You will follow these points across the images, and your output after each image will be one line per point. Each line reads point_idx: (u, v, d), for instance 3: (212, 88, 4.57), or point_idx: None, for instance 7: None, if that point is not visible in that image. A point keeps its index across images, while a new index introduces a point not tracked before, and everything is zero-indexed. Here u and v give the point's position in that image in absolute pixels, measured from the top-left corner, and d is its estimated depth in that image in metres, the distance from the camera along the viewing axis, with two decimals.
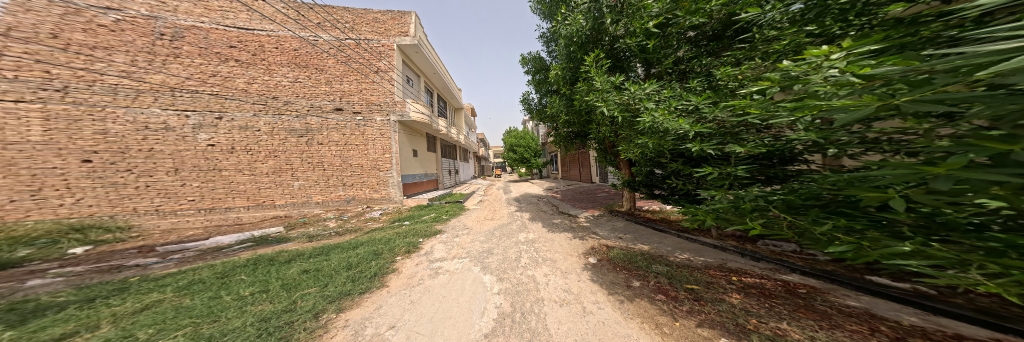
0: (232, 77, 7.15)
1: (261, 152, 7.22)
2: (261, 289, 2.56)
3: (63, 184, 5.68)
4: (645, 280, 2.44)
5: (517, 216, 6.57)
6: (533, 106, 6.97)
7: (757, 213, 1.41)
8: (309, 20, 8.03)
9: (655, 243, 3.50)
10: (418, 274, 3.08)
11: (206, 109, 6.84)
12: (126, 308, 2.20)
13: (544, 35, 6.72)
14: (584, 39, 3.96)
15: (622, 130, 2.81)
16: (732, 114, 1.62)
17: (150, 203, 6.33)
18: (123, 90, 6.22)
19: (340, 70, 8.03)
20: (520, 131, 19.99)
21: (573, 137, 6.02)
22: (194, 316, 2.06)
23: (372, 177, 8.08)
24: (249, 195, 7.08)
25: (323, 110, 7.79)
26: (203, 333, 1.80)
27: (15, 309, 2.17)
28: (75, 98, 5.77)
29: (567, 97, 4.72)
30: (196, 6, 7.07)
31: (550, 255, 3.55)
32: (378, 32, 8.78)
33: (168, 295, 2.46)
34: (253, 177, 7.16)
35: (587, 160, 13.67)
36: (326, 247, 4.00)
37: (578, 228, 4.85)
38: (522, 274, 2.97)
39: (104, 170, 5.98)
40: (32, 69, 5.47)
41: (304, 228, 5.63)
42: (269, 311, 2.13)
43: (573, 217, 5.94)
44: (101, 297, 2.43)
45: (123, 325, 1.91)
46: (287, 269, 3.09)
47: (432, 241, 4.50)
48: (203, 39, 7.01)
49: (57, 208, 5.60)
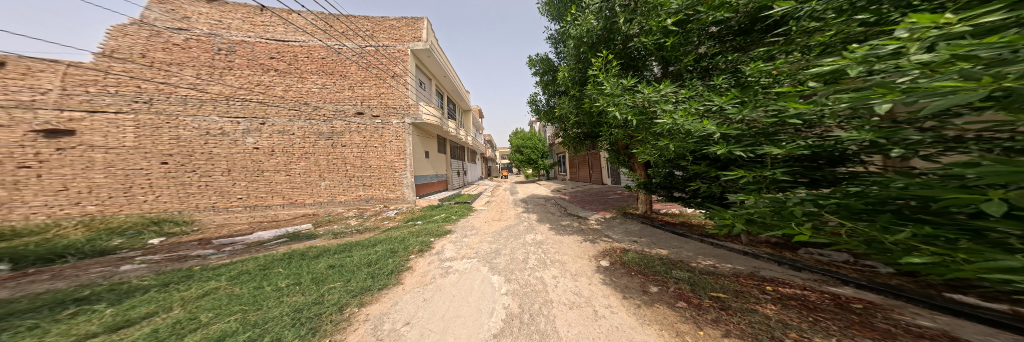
0: (273, 86, 7.76)
1: (296, 154, 7.73)
2: (295, 281, 2.76)
3: (146, 183, 6.58)
4: (664, 285, 2.34)
5: (525, 217, 6.58)
6: (540, 107, 7.02)
7: (802, 218, 1.28)
8: (335, 30, 8.57)
9: (674, 247, 3.34)
10: (428, 273, 3.15)
11: (253, 116, 7.45)
12: (191, 293, 2.46)
13: (552, 37, 6.77)
14: (595, 40, 3.92)
15: (634, 133, 2.72)
16: (766, 113, 1.49)
17: (208, 201, 7.01)
18: (191, 100, 7.02)
19: (361, 76, 8.53)
20: (527, 132, 19.96)
21: (582, 139, 6.00)
22: (242, 303, 2.26)
23: (390, 177, 8.43)
24: (284, 194, 7.61)
25: (346, 114, 8.25)
26: (250, 320, 1.97)
27: (113, 290, 2.54)
28: (157, 109, 6.76)
29: (576, 98, 4.74)
30: (243, 22, 7.82)
31: (560, 257, 3.52)
32: (393, 38, 9.17)
33: (223, 283, 2.72)
34: (289, 177, 7.65)
35: (598, 161, 13.32)
36: (349, 244, 4.22)
37: (589, 230, 4.78)
38: (530, 275, 2.96)
39: (176, 171, 6.83)
40: (128, 85, 6.55)
41: (330, 226, 5.98)
42: (300, 302, 2.28)
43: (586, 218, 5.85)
44: (173, 282, 2.75)
45: (189, 309, 2.16)
46: (316, 263, 3.30)
47: (442, 241, 4.59)
48: (251, 52, 7.72)
49: (142, 204, 6.51)
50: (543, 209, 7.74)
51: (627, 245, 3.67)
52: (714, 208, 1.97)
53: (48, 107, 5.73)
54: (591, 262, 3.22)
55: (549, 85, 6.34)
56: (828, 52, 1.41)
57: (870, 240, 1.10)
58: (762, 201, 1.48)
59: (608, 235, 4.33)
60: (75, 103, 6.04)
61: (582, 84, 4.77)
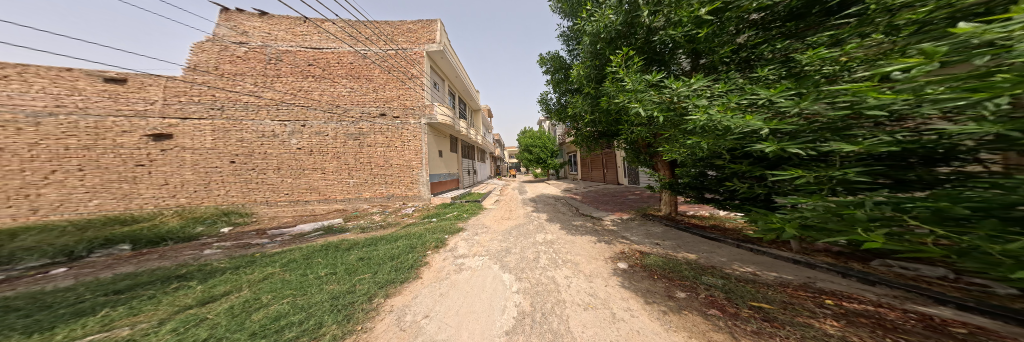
0: (309, 91, 8.44)
1: (330, 153, 8.35)
2: (332, 271, 3.00)
3: (219, 179, 7.52)
4: (693, 291, 2.21)
5: (534, 216, 6.57)
6: (552, 106, 7.02)
7: (876, 223, 1.11)
8: (360, 36, 9.11)
9: (704, 252, 3.14)
10: (444, 269, 3.27)
11: (297, 120, 8.18)
12: (255, 276, 2.82)
13: (565, 34, 6.70)
14: (613, 35, 3.77)
15: (660, 130, 2.56)
16: (832, 106, 1.27)
17: (264, 196, 7.85)
18: (248, 106, 7.85)
19: (383, 79, 8.98)
20: (535, 131, 19.75)
21: (597, 138, 5.87)
22: (291, 288, 2.51)
23: (407, 175, 8.81)
24: (320, 191, 8.22)
25: (371, 116, 8.75)
26: (299, 303, 2.19)
27: (197, 271, 3.01)
28: (229, 115, 7.69)
29: (592, 96, 4.69)
30: (286, 33, 8.61)
31: (573, 257, 3.48)
32: (411, 41, 9.55)
33: (277, 269, 3.06)
34: (324, 174, 8.30)
35: (613, 160, 12.86)
36: (375, 238, 4.50)
37: (606, 231, 4.64)
38: (542, 274, 2.95)
39: (243, 169, 7.73)
40: (207, 94, 7.60)
41: (357, 220, 6.44)
42: (337, 290, 2.48)
43: (603, 218, 5.69)
44: (242, 265, 3.19)
45: (253, 290, 2.48)
46: (347, 255, 3.57)
47: (455, 238, 4.72)
48: (294, 60, 8.48)
49: (217, 198, 7.50)
50: (557, 208, 7.65)
51: (648, 248, 3.50)
52: (759, 210, 1.80)
53: (156, 115, 7.18)
54: (610, 264, 3.13)
55: (561, 83, 6.32)
56: (924, 31, 1.16)
57: (972, 251, 0.93)
58: (823, 204, 1.29)
59: (628, 236, 4.18)
60: (173, 111, 7.35)
61: (598, 83, 4.67)
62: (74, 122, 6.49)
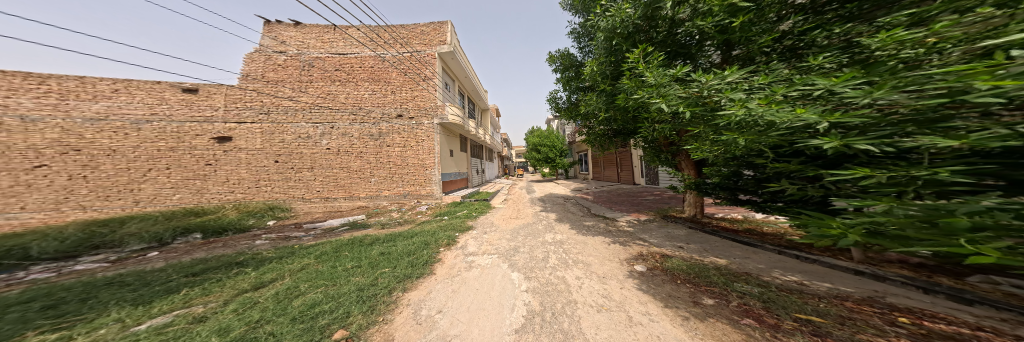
0: (336, 94, 8.92)
1: (354, 153, 8.79)
2: (357, 264, 3.17)
3: (268, 177, 8.30)
4: (722, 299, 2.05)
5: (543, 216, 6.49)
6: (562, 104, 7.07)
7: (982, 233, 0.88)
8: (378, 40, 9.49)
9: (738, 258, 2.91)
10: (455, 266, 3.33)
11: (326, 122, 8.67)
12: (296, 266, 3.12)
13: (575, 31, 6.64)
14: (630, 30, 3.62)
15: (683, 127, 2.42)
16: (923, 94, 1.00)
17: (300, 193, 8.45)
18: (282, 109, 8.45)
19: (400, 81, 9.28)
20: (544, 131, 19.53)
21: (611, 136, 5.75)
22: (324, 278, 2.72)
23: (421, 174, 9.07)
24: (345, 189, 8.70)
25: (389, 117, 9.10)
26: (329, 293, 2.36)
27: (251, 259, 3.44)
28: (274, 119, 8.41)
29: (608, 93, 4.55)
30: (314, 40, 9.15)
31: (586, 258, 3.42)
32: (424, 44, 9.80)
33: (311, 260, 3.33)
34: (348, 173, 8.74)
35: (629, 159, 12.40)
36: (394, 234, 4.69)
37: (621, 233, 4.47)
38: (551, 274, 2.92)
39: (285, 168, 8.41)
40: (257, 101, 8.33)
41: (378, 217, 6.77)
42: (362, 282, 2.62)
43: (620, 219, 5.50)
44: (284, 255, 3.55)
45: (293, 278, 2.76)
46: (370, 249, 3.75)
47: (465, 236, 4.79)
48: (323, 66, 9.00)
49: (265, 194, 8.26)
50: (568, 208, 7.52)
51: (670, 251, 3.32)
52: (805, 215, 1.61)
53: (220, 121, 8.02)
54: (629, 266, 3.01)
55: (571, 81, 6.34)
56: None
57: None
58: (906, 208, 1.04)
59: (647, 238, 4.01)
60: (231, 117, 8.16)
61: (615, 79, 4.54)
62: (163, 127, 7.51)
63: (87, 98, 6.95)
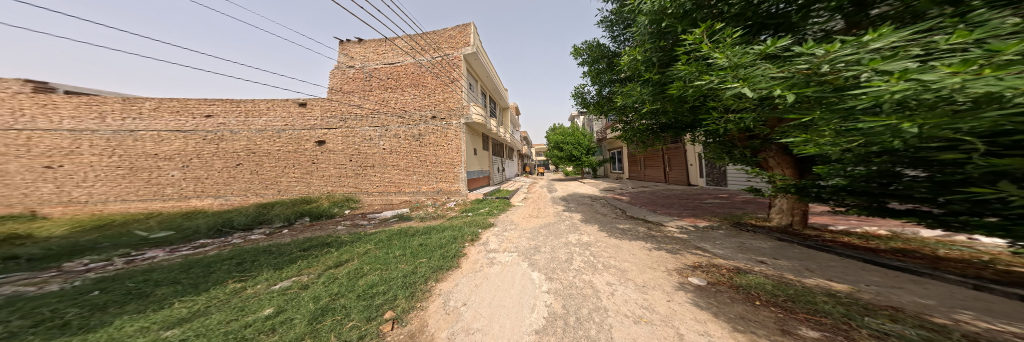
0: (387, 99, 9.87)
1: (400, 153, 9.64)
2: (401, 252, 3.58)
3: (352, 173, 9.65)
4: (832, 330, 1.50)
5: (566, 216, 6.34)
6: (589, 99, 7.58)
7: None
8: (413, 47, 10.16)
9: (865, 278, 2.15)
10: (478, 261, 3.38)
11: (380, 125, 9.65)
12: (362, 249, 3.88)
13: (607, 18, 6.24)
14: (688, 8, 3.13)
15: (776, 115, 1.93)
16: None
17: (364, 187, 9.65)
18: (342, 116, 9.70)
19: (433, 84, 9.83)
20: (567, 128, 18.74)
21: (655, 127, 5.20)
22: (382, 262, 3.21)
23: (451, 172, 9.53)
24: (390, 185, 9.61)
25: (426, 118, 9.72)
26: (383, 276, 2.75)
27: (335, 241, 4.38)
28: (335, 124, 9.64)
29: (657, 82, 4.07)
30: (370, 53, 10.31)
31: (625, 265, 3.11)
32: (452, 47, 10.21)
33: (370, 246, 3.99)
34: (394, 169, 9.66)
35: (685, 156, 10.85)
36: (429, 227, 5.07)
37: (673, 241, 3.89)
38: (576, 278, 2.77)
39: (360, 166, 9.66)
40: (337, 109, 9.73)
41: (418, 211, 7.35)
42: (405, 270, 2.90)
43: (669, 224, 4.83)
44: (350, 241, 4.37)
45: (358, 259, 3.43)
46: (411, 240, 4.20)
47: (487, 232, 4.87)
48: (378, 75, 10.13)
49: (352, 188, 9.69)
50: (604, 209, 7.00)
51: (747, 266, 2.72)
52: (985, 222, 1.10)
53: (321, 127, 9.64)
54: (693, 282, 2.51)
55: (601, 74, 6.60)
56: None
57: None
58: None
59: (713, 249, 3.36)
60: (325, 123, 9.66)
61: (666, 67, 4.05)
62: (291, 134, 9.58)
63: (256, 115, 9.53)
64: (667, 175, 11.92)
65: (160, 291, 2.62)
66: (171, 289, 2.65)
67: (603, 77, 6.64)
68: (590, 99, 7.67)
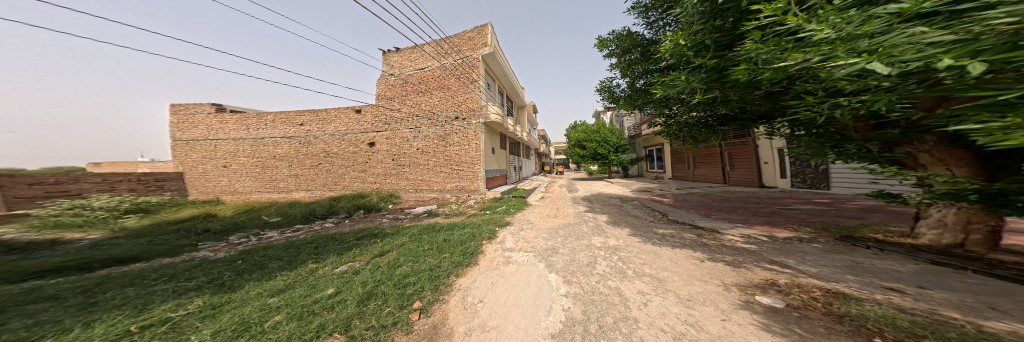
0: (416, 102, 10.42)
1: (428, 153, 10.12)
2: (430, 247, 3.86)
3: (401, 172, 10.33)
4: None
5: (589, 217, 6.03)
6: (618, 93, 7.31)
7: None
8: (437, 51, 10.55)
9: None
10: (494, 260, 3.47)
11: (410, 127, 10.31)
12: (401, 240, 4.30)
13: (638, 5, 5.90)
14: None
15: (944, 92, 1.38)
16: None
17: (406, 184, 10.32)
18: (378, 119, 10.57)
19: (454, 85, 10.06)
20: (587, 125, 17.87)
21: (720, 123, 4.46)
22: (412, 254, 3.56)
23: (471, 171, 9.67)
24: (418, 183, 10.21)
25: (449, 119, 10.04)
26: (419, 267, 3.05)
27: (381, 232, 4.92)
28: (375, 126, 10.58)
29: (715, 67, 3.52)
30: (401, 60, 11.05)
31: (665, 275, 2.72)
32: (472, 48, 10.38)
33: (405, 240, 4.33)
34: (422, 167, 10.16)
35: (761, 150, 9.24)
36: (452, 224, 5.35)
37: (733, 255, 3.21)
38: (601, 283, 2.55)
39: (408, 166, 10.29)
40: (384, 114, 10.55)
41: (445, 207, 7.72)
42: (432, 264, 3.14)
43: (724, 233, 4.09)
44: (386, 233, 4.86)
45: (400, 249, 3.81)
46: (438, 235, 4.46)
47: (503, 231, 4.94)
48: (406, 81, 10.79)
49: (405, 186, 10.34)
50: (640, 212, 6.33)
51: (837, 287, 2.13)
52: None
53: (378, 129, 10.54)
54: (777, 306, 1.88)
55: (632, 64, 6.21)
56: None
57: None
58: None
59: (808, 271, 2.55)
60: (382, 125, 10.53)
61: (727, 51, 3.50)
62: (358, 136, 10.73)
63: (329, 120, 10.94)
64: (730, 173, 10.52)
65: (272, 264, 3.48)
66: (279, 264, 3.48)
67: (636, 69, 6.11)
68: (622, 92, 7.08)
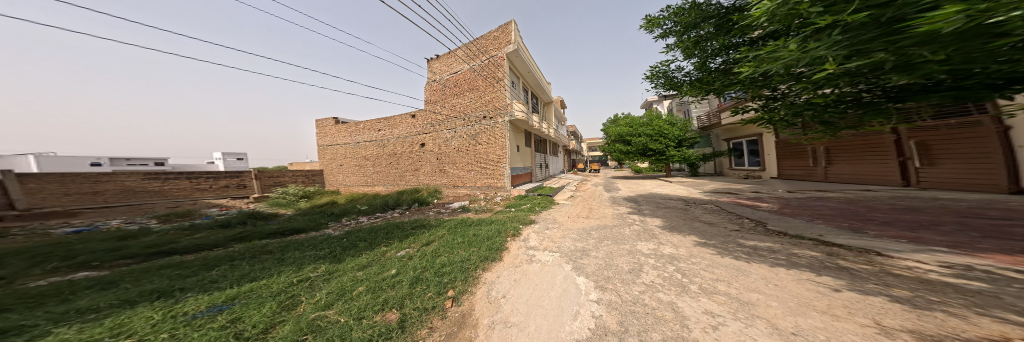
0: (450, 102, 10.87)
1: (462, 150, 10.46)
2: (468, 241, 3.80)
3: (451, 170, 10.69)
4: None
5: (629, 219, 5.25)
6: (678, 78, 5.74)
7: None
8: (466, 53, 10.68)
9: None
10: (517, 257, 3.21)
11: (445, 127, 10.88)
12: (458, 231, 4.45)
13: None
14: None
15: None
16: None
17: (448, 181, 10.81)
18: (421, 121, 11.53)
19: (484, 84, 9.98)
20: (629, 118, 15.99)
21: (894, 102, 2.19)
22: (464, 244, 3.59)
23: (498, 168, 9.64)
24: (452, 180, 10.71)
25: (479, 118, 10.13)
26: (467, 258, 3.04)
27: (427, 223, 5.16)
28: (418, 127, 11.59)
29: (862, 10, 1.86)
30: (439, 63, 11.60)
31: (750, 296, 1.74)
32: (498, 46, 10.14)
33: (451, 232, 4.43)
34: (455, 165, 10.59)
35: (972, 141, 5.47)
36: (478, 221, 5.32)
37: (898, 282, 1.84)
38: (643, 292, 1.94)
39: (455, 164, 10.58)
40: (433, 116, 11.17)
41: (474, 204, 7.88)
42: (481, 256, 3.10)
43: (862, 256, 2.62)
44: (438, 223, 5.17)
45: (453, 240, 3.89)
46: (470, 230, 4.45)
47: (528, 229, 4.66)
48: (441, 85, 11.35)
49: (467, 183, 10.41)
50: (712, 219, 5.01)
51: None
52: None
53: (445, 128, 10.89)
54: None
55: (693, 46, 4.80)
56: None
57: None
58: None
59: None
60: (445, 124, 10.90)
61: None
62: (429, 136, 11.31)
63: (402, 122, 12.07)
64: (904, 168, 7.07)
65: (359, 244, 3.93)
66: (365, 243, 3.95)
67: (708, 47, 4.58)
68: (687, 77, 5.56)
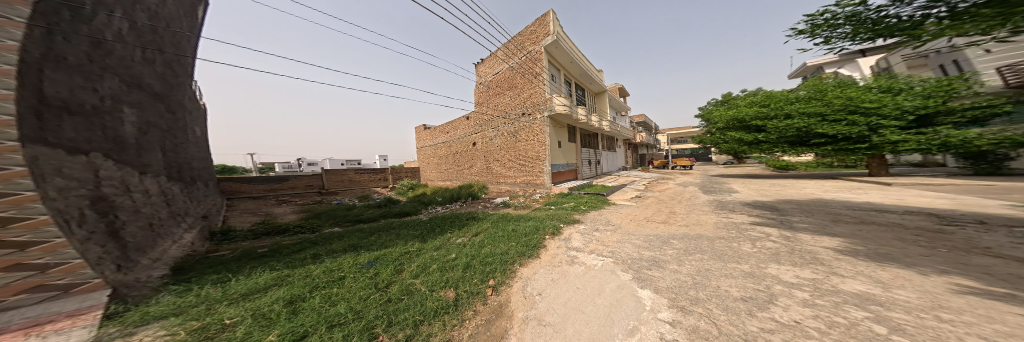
0: (495, 102, 12.93)
1: (506, 150, 12.20)
2: (469, 236, 5.13)
3: (495, 167, 12.71)
4: None
5: (745, 233, 4.32)
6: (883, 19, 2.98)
7: None
8: (498, 59, 12.74)
9: None
10: (557, 256, 3.85)
11: (490, 127, 12.95)
12: (485, 227, 5.71)
13: None
14: None
15: None
16: None
17: (489, 177, 13.02)
18: (476, 124, 13.79)
19: (514, 90, 11.87)
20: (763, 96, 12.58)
21: None
22: (480, 243, 4.52)
23: (537, 165, 10.85)
24: (496, 176, 12.67)
25: (519, 115, 11.63)
26: (439, 247, 4.46)
27: (474, 216, 7.08)
28: (473, 130, 13.96)
29: None
30: (484, 68, 13.93)
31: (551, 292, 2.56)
32: (535, 42, 11.21)
33: (483, 229, 5.58)
34: (492, 164, 12.89)
35: None
36: (517, 216, 6.77)
37: (911, 324, 1.38)
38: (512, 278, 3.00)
39: (495, 163, 12.67)
40: (484, 115, 13.31)
41: (515, 199, 9.70)
42: (462, 245, 4.47)
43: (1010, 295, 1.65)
44: (482, 219, 6.62)
45: (456, 234, 5.32)
46: (513, 227, 5.54)
47: (571, 229, 5.46)
48: (487, 88, 13.62)
49: (501, 179, 12.46)
50: (864, 235, 3.58)
51: None
52: None
53: (495, 128, 12.63)
54: None
55: None
56: None
57: None
58: None
59: None
60: (484, 128, 13.28)
61: None
62: (491, 135, 12.91)
63: (490, 119, 12.92)
64: None
65: (402, 229, 5.82)
66: (406, 229, 5.75)
67: None
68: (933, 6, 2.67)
